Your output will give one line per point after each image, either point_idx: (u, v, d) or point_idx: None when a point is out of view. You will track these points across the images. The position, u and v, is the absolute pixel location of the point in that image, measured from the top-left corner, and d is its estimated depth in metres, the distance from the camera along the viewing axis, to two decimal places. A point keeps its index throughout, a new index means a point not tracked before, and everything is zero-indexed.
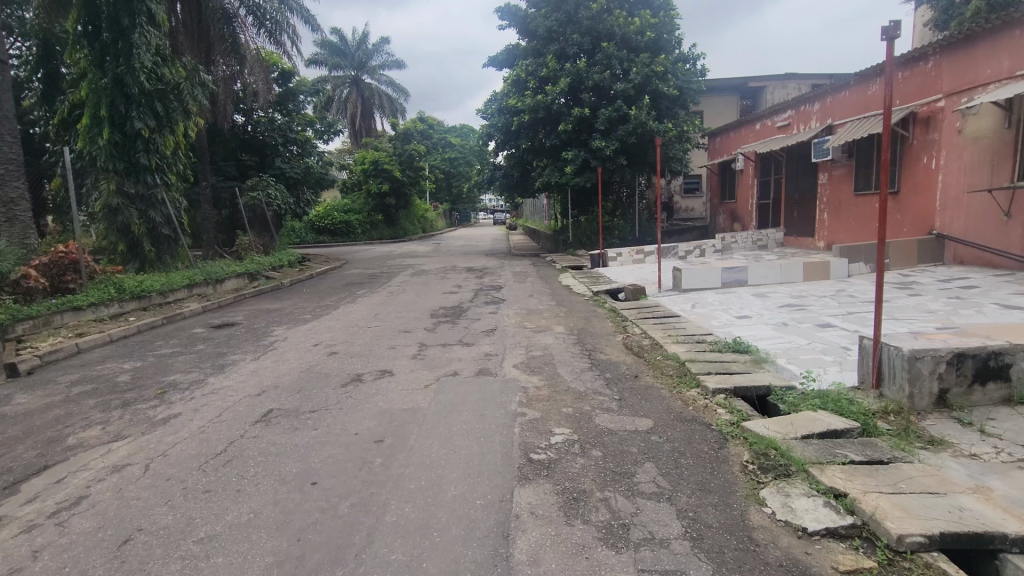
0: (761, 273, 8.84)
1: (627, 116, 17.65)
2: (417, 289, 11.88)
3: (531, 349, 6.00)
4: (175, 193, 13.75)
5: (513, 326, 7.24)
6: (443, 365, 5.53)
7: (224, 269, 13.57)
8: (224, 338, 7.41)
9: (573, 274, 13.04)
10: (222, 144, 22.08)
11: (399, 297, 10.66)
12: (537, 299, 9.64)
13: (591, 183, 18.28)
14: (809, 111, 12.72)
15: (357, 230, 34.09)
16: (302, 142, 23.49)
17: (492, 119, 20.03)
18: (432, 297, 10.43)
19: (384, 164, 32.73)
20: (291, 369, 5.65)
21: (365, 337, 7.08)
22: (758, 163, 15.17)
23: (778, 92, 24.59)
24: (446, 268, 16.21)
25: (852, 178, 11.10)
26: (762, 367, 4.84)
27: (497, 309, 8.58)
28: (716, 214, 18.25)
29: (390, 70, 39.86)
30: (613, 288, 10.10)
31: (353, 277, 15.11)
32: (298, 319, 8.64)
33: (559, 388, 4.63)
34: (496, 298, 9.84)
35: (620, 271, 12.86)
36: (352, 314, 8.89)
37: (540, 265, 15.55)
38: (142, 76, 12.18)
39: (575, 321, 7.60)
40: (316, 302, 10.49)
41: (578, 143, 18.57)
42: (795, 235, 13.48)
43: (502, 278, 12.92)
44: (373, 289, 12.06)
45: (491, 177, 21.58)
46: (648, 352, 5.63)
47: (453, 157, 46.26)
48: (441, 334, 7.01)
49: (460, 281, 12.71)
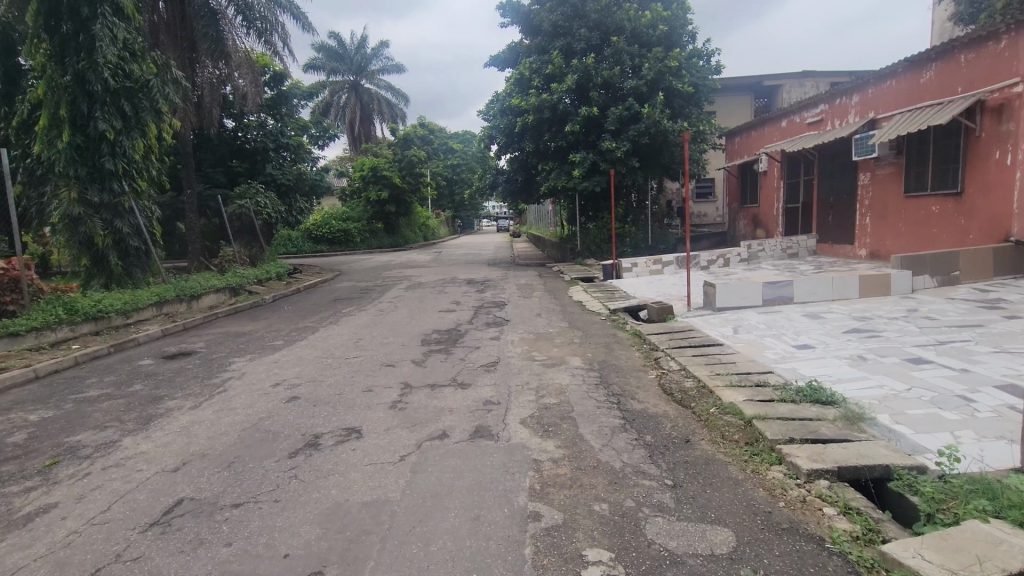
0: (809, 288, 7.56)
1: (639, 115, 16.41)
2: (410, 306, 10.61)
3: (542, 393, 4.72)
4: (146, 201, 12.49)
5: (519, 358, 5.96)
6: (428, 419, 4.25)
7: (201, 284, 12.37)
8: (170, 375, 6.12)
9: (585, 287, 11.75)
10: (210, 151, 20.93)
11: (389, 317, 9.39)
12: (547, 319, 8.36)
13: (601, 187, 17.03)
14: (846, 104, 11.43)
15: (356, 239, 32.98)
16: (295, 147, 22.33)
17: (494, 121, 18.79)
18: (426, 316, 9.15)
19: (384, 170, 31.64)
20: (233, 425, 4.37)
21: (338, 372, 5.80)
22: (784, 163, 13.89)
23: (794, 91, 23.37)
24: (445, 280, 14.96)
25: (901, 178, 9.82)
26: (861, 428, 3.55)
27: (500, 334, 7.30)
28: (736, 219, 16.98)
29: (389, 74, 38.82)
30: (633, 305, 8.83)
31: (343, 291, 13.88)
32: (266, 347, 7.36)
33: (586, 462, 3.35)
34: (499, 318, 8.55)
35: (637, 284, 11.56)
36: (330, 340, 7.61)
37: (547, 277, 14.27)
38: (106, 72, 10.98)
39: (594, 350, 6.31)
40: (294, 324, 9.21)
41: (586, 144, 17.34)
42: (829, 243, 12.20)
43: (506, 293, 11.63)
44: (362, 307, 10.79)
45: (494, 182, 20.33)
46: (694, 400, 4.34)
47: (455, 163, 45.29)
48: (431, 369, 5.73)
49: (458, 296, 11.42)
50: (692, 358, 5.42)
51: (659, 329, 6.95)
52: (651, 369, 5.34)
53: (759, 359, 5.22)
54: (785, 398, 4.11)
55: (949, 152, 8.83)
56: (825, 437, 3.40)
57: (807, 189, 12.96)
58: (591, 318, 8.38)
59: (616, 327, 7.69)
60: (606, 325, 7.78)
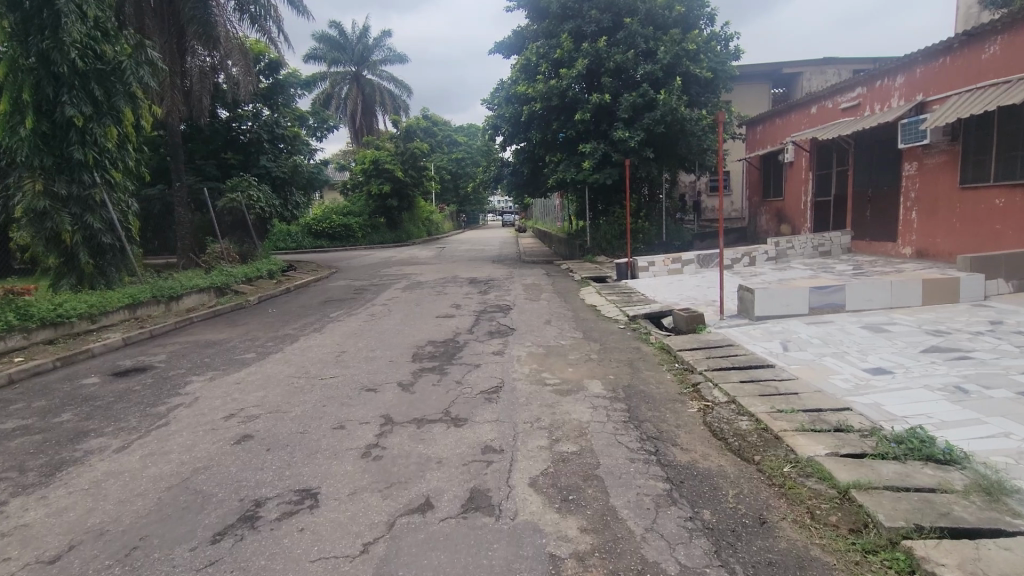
0: (864, 295, 6.54)
1: (654, 102, 15.32)
2: (406, 309, 9.61)
3: (556, 435, 3.70)
4: (121, 194, 11.51)
5: (526, 382, 4.94)
6: (407, 476, 3.23)
7: (182, 284, 11.47)
8: (110, 401, 5.13)
9: (598, 288, 10.70)
10: (201, 142, 19.96)
11: (381, 323, 8.38)
12: (559, 328, 7.35)
13: (613, 179, 15.98)
14: (888, 87, 10.32)
15: (357, 234, 31.98)
16: (291, 138, 21.35)
17: (499, 110, 17.70)
18: (421, 323, 8.13)
19: (385, 163, 30.78)
20: (155, 482, 3.37)
21: (307, 399, 4.80)
22: (813, 153, 12.80)
23: (814, 79, 22.16)
24: (446, 279, 13.95)
25: (956, 168, 8.74)
26: (1013, 508, 2.52)
27: (504, 348, 6.27)
28: (757, 214, 15.90)
29: (392, 65, 37.69)
30: (655, 312, 7.81)
31: (336, 291, 12.90)
32: (234, 363, 6.36)
33: (626, 564, 2.33)
34: (503, 326, 7.53)
35: (654, 285, 10.51)
36: (309, 353, 6.60)
37: (555, 276, 13.25)
38: (73, 52, 9.89)
39: (617, 369, 5.31)
40: (274, 331, 8.20)
41: (597, 135, 16.29)
42: (866, 240, 11.12)
43: (511, 294, 10.61)
44: (353, 311, 9.78)
45: (499, 175, 19.27)
46: (758, 453, 3.32)
47: (459, 157, 44.31)
48: (421, 396, 4.73)
49: (459, 298, 10.39)
50: (740, 386, 4.40)
51: (691, 343, 5.92)
52: (691, 400, 4.33)
53: (827, 389, 4.19)
54: (884, 455, 3.08)
55: (1017, 138, 7.74)
56: (970, 529, 2.37)
57: (841, 182, 11.88)
58: (608, 327, 7.37)
59: (637, 338, 6.69)
60: (626, 336, 6.76)
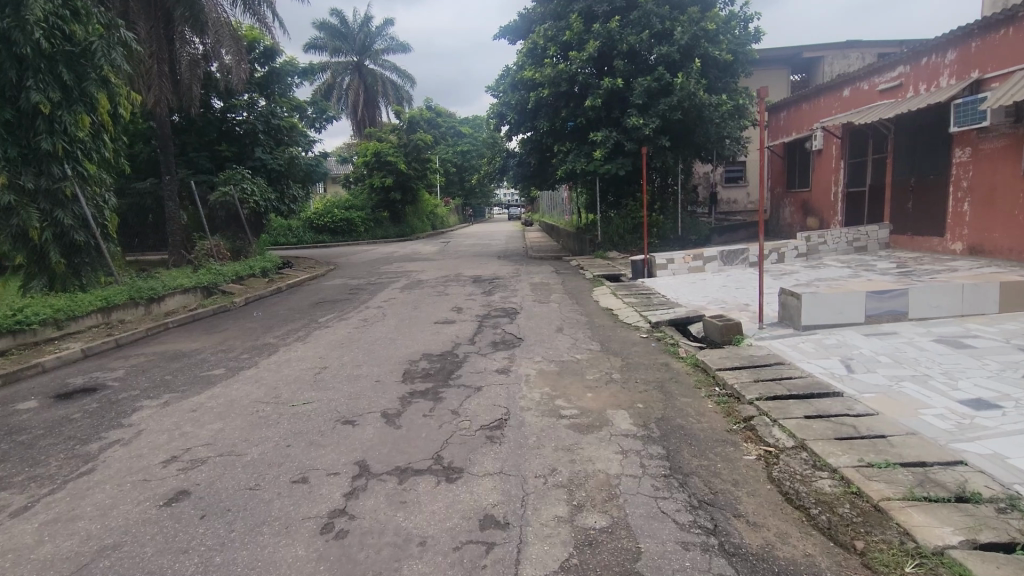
0: (930, 300, 5.63)
1: (670, 86, 14.36)
2: (402, 312, 8.77)
3: (578, 501, 2.81)
4: (96, 187, 10.64)
5: (537, 414, 4.06)
6: (378, 569, 2.36)
7: (166, 284, 10.79)
8: (38, 433, 4.30)
9: (612, 288, 9.79)
10: (194, 134, 19.13)
11: (373, 330, 7.51)
12: (573, 337, 6.47)
13: (626, 170, 15.03)
14: (937, 64, 9.35)
15: (359, 229, 31.13)
16: (289, 129, 20.52)
17: (504, 97, 16.75)
18: (417, 331, 7.26)
19: (388, 155, 29.92)
20: (41, 571, 2.51)
21: (271, 435, 3.94)
22: (845, 139, 11.85)
23: (837, 63, 21.10)
24: (448, 277, 13.10)
25: (1020, 154, 7.79)
26: None
27: (511, 363, 5.40)
28: (780, 206, 14.96)
29: (394, 55, 36.74)
30: (682, 318, 6.92)
31: (331, 291, 12.08)
32: (197, 381, 5.50)
33: None
34: (510, 335, 6.66)
35: (674, 285, 9.59)
36: (286, 369, 5.74)
37: (565, 275, 12.35)
38: (37, 32, 8.97)
39: (647, 394, 4.42)
40: (253, 340, 7.34)
41: (608, 122, 15.33)
42: (907, 234, 10.16)
43: (517, 295, 9.75)
44: (345, 315, 8.91)
45: (504, 166, 18.35)
46: (860, 536, 2.41)
47: (465, 149, 43.47)
48: (409, 432, 3.87)
49: (461, 300, 9.51)
50: (807, 425, 3.49)
51: (731, 358, 5.03)
52: (747, 445, 3.42)
53: (922, 429, 3.28)
54: None
55: None
56: None
57: (877, 171, 10.96)
58: (630, 336, 6.49)
59: (664, 351, 5.81)
60: (652, 349, 5.87)
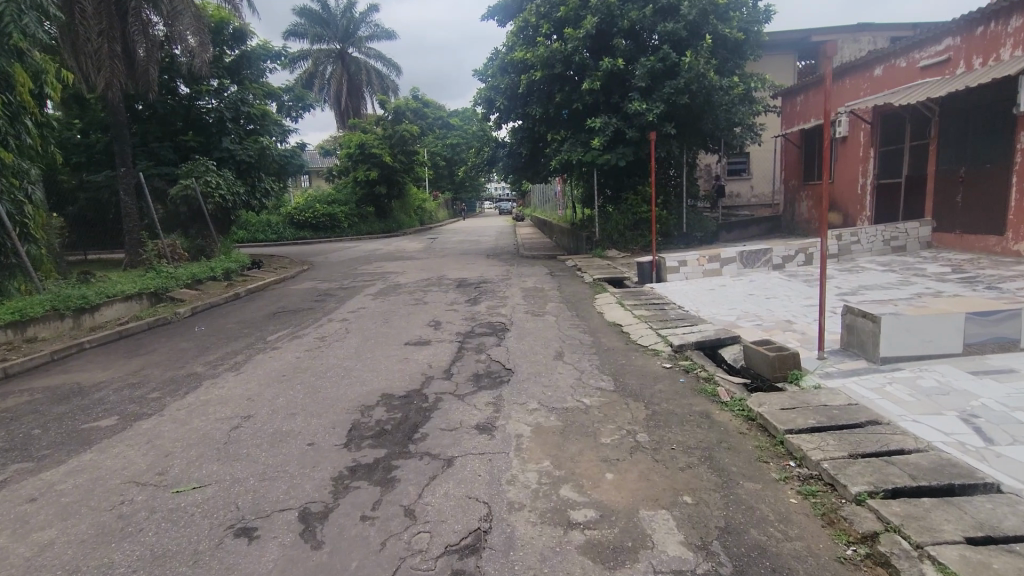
0: None
1: (677, 67, 12.98)
2: (369, 328, 7.34)
3: None
4: (13, 180, 9.07)
5: (534, 519, 2.65)
6: None
7: (101, 291, 9.31)
8: None
9: (618, 296, 8.42)
10: (155, 122, 17.52)
11: (330, 353, 6.08)
12: (577, 368, 5.06)
13: (628, 160, 13.65)
14: (997, 34, 8.04)
15: (343, 224, 29.64)
16: (260, 117, 18.96)
17: (493, 80, 15.29)
18: (382, 355, 5.82)
19: (372, 147, 28.34)
20: None
21: (119, 561, 2.51)
22: (876, 124, 10.54)
23: (848, 47, 19.73)
24: (431, 280, 11.66)
25: None
26: None
27: (497, 414, 3.99)
28: (796, 199, 13.65)
29: (379, 42, 35.02)
30: (712, 341, 5.55)
31: (295, 298, 10.60)
32: (71, 438, 4.04)
33: None
34: (496, 365, 5.25)
35: (690, 293, 8.22)
36: (198, 420, 4.29)
37: (562, 278, 10.96)
38: None
39: (695, 476, 3.04)
40: (176, 368, 5.87)
41: (607, 108, 13.94)
42: (954, 233, 8.87)
43: (507, 304, 8.35)
44: (301, 330, 7.45)
45: (494, 157, 16.92)
46: None
47: (454, 142, 42.01)
48: (333, 557, 2.45)
49: (440, 311, 8.07)
50: (983, 563, 2.11)
51: (800, 409, 3.64)
52: None
53: None
54: None
55: None
56: None
57: (915, 160, 9.67)
58: (650, 366, 5.10)
59: (698, 392, 4.43)
60: (683, 388, 4.50)
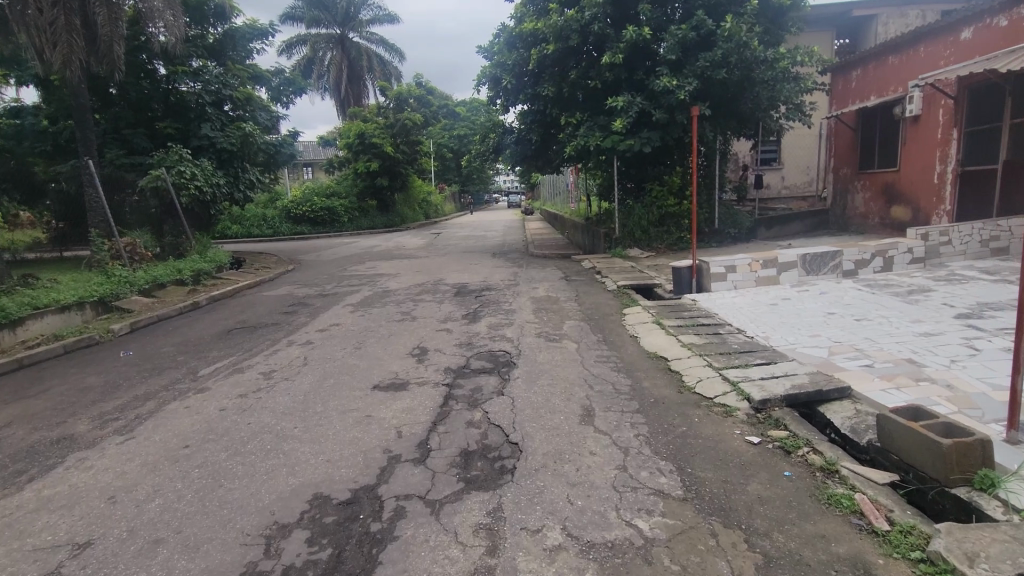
0: None
1: (713, 36, 11.19)
2: (334, 358, 5.64)
3: None
4: None
5: None
6: None
7: (23, 301, 7.68)
8: None
9: (654, 311, 6.71)
10: (129, 106, 15.88)
11: (267, 403, 4.38)
12: (618, 444, 3.34)
13: (654, 146, 11.87)
14: None
15: (343, 219, 27.96)
16: (243, 100, 17.25)
17: (499, 56, 13.51)
18: (335, 409, 4.12)
19: (372, 136, 26.51)
20: None
21: None
22: (963, 98, 8.75)
23: (893, 22, 17.71)
24: (425, 286, 9.95)
25: None
26: None
27: (492, 562, 2.30)
28: (849, 190, 11.82)
29: (381, 26, 33.17)
30: (809, 395, 3.82)
31: (264, 308, 8.93)
32: None
33: None
34: (495, 436, 3.54)
35: (744, 309, 6.48)
36: (1, 552, 2.61)
37: (580, 284, 9.24)
38: None
39: None
40: (48, 427, 4.19)
41: (630, 86, 12.14)
42: None
43: (514, 322, 6.64)
44: (248, 360, 5.77)
45: (501, 144, 15.20)
46: None
47: (461, 132, 40.12)
48: None
49: (429, 333, 6.36)
50: None
51: None
52: None
53: None
54: None
55: None
56: None
57: (1020, 142, 7.96)
58: (727, 442, 3.37)
59: (825, 504, 2.70)
60: (794, 494, 2.77)
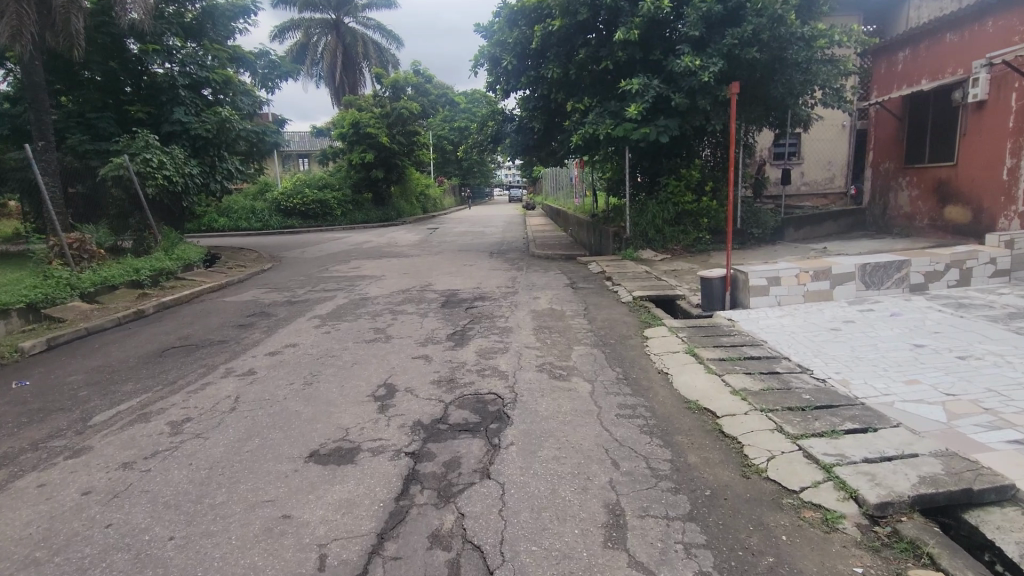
0: None
1: (742, 9, 9.81)
2: (272, 399, 4.29)
3: None
4: None
5: None
6: None
7: None
8: None
9: (684, 335, 5.37)
10: (94, 88, 14.48)
11: (151, 484, 3.05)
12: None
13: (673, 134, 10.49)
14: None
15: (336, 212, 26.60)
16: (223, 82, 15.87)
17: (500, 34, 12.14)
18: (241, 503, 2.79)
19: (366, 126, 25.01)
20: None
21: None
22: None
23: None
24: (410, 292, 8.61)
25: None
26: None
27: None
28: (894, 186, 10.46)
29: (378, 11, 31.76)
30: (951, 497, 2.51)
31: (218, 319, 7.59)
32: None
33: None
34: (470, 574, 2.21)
35: (800, 334, 5.16)
36: None
37: (589, 293, 7.91)
38: None
39: None
40: None
41: (645, 68, 10.79)
42: None
43: (511, 347, 5.30)
44: (164, 399, 4.44)
45: (500, 132, 13.85)
46: None
47: (461, 123, 38.66)
48: None
49: (402, 363, 5.03)
50: None
51: None
52: None
53: None
54: None
55: None
56: None
57: None
58: None
59: None
60: None
